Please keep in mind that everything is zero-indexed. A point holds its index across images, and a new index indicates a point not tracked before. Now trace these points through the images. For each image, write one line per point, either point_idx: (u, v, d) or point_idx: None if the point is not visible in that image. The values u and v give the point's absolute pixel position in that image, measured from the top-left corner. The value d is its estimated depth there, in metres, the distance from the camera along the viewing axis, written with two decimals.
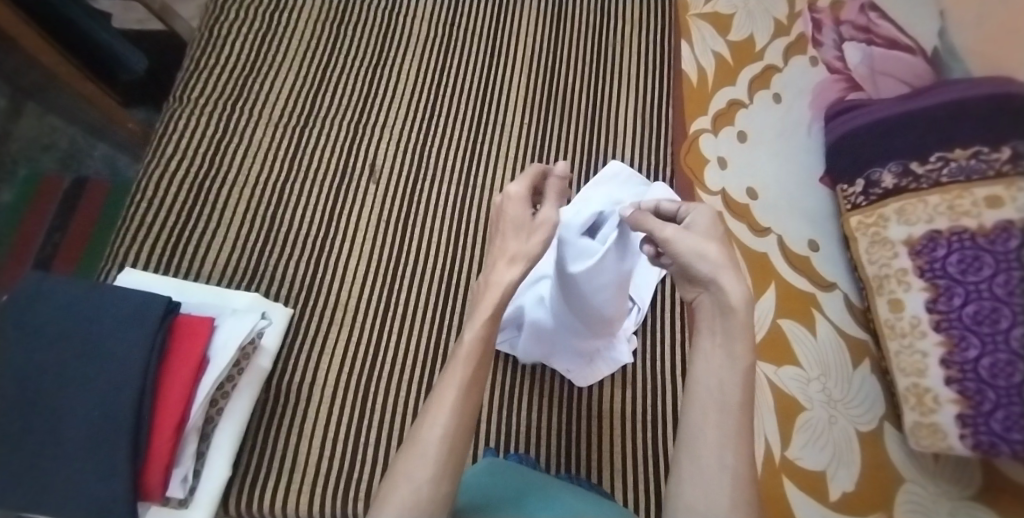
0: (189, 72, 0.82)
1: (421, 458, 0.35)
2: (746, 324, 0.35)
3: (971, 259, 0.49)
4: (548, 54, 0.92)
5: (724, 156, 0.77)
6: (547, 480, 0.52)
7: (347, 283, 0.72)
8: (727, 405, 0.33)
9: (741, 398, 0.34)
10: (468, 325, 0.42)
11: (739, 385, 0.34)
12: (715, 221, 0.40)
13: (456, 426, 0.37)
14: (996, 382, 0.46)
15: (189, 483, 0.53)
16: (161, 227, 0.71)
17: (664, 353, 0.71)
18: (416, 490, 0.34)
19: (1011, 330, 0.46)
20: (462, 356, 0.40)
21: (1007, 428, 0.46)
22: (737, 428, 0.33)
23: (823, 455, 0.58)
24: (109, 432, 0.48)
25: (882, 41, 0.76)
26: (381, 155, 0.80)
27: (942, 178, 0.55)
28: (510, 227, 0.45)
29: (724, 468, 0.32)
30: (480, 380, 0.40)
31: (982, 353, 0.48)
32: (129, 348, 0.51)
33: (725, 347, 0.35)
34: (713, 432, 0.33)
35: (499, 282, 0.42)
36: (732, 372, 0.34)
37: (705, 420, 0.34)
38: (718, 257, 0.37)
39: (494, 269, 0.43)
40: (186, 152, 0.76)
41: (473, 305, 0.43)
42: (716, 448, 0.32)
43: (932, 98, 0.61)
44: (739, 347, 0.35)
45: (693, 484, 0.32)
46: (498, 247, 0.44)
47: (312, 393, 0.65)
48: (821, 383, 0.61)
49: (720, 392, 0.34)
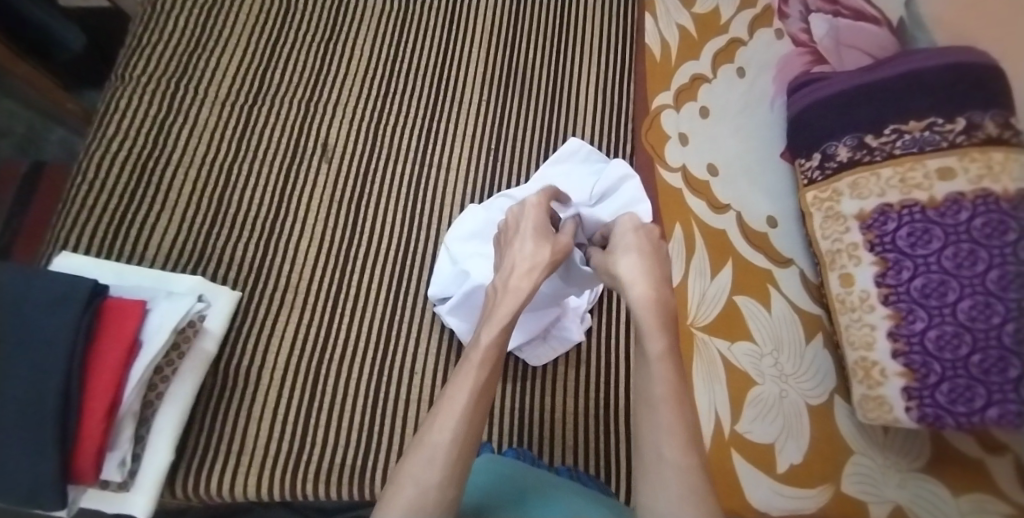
0: (131, 49, 0.80)
1: (430, 461, 0.37)
2: (654, 320, 0.46)
3: (920, 233, 0.52)
4: (508, 30, 0.89)
5: (685, 133, 0.77)
6: (546, 478, 0.51)
7: (297, 265, 0.70)
8: (653, 400, 0.42)
9: (662, 391, 0.42)
10: (485, 328, 0.47)
11: (664, 382, 0.43)
12: (641, 238, 0.53)
13: (463, 431, 0.39)
14: (942, 354, 0.49)
15: (128, 467, 0.52)
16: (103, 210, 0.69)
17: (619, 332, 0.71)
18: (424, 493, 0.35)
19: (958, 302, 0.49)
20: (477, 360, 0.44)
21: (951, 400, 0.49)
22: (670, 420, 0.40)
23: (773, 428, 0.60)
24: (41, 418, 0.47)
25: (849, 13, 0.72)
26: (335, 133, 0.78)
27: (895, 150, 0.57)
28: (531, 233, 0.54)
29: (664, 459, 0.39)
30: (489, 391, 0.42)
31: (929, 326, 0.50)
32: (53, 332, 0.48)
33: (643, 348, 0.46)
34: (654, 431, 0.40)
35: (517, 289, 0.49)
36: (650, 363, 0.44)
37: (647, 420, 0.41)
38: (633, 270, 0.50)
39: (513, 275, 0.50)
40: (129, 133, 0.74)
41: (492, 309, 0.49)
42: (656, 444, 0.40)
43: (890, 70, 0.61)
44: (649, 337, 0.45)
45: (649, 479, 0.39)
46: (519, 253, 0.52)
47: (261, 375, 0.64)
48: (773, 358, 0.63)
49: (648, 388, 0.43)
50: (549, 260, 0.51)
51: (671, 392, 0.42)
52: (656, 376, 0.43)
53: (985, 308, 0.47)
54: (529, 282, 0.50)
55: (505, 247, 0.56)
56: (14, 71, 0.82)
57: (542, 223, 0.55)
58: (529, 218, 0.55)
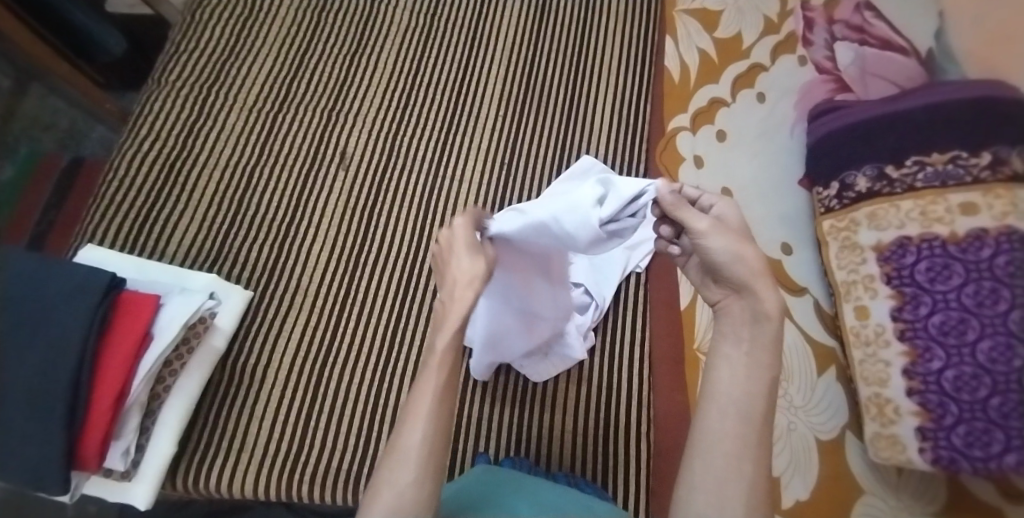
0: (169, 54, 0.84)
1: (403, 464, 0.36)
2: (774, 336, 0.40)
3: (940, 268, 0.50)
4: (529, 48, 0.91)
5: (700, 155, 0.76)
6: (546, 488, 0.51)
7: (309, 268, 0.72)
8: (748, 413, 0.38)
9: (763, 410, 0.38)
10: (434, 336, 0.40)
11: (763, 398, 0.39)
12: (739, 219, 0.43)
13: (435, 433, 0.37)
14: (960, 395, 0.47)
15: (131, 457, 0.54)
16: (130, 205, 0.72)
17: (625, 352, 0.69)
18: (400, 495, 0.35)
19: (977, 343, 0.47)
20: (433, 362, 0.39)
21: (968, 445, 0.46)
22: (757, 436, 0.37)
23: (780, 461, 0.58)
24: (51, 402, 0.48)
25: (876, 41, 0.71)
26: (354, 142, 0.80)
27: (916, 183, 0.55)
28: (463, 250, 0.42)
29: (740, 474, 0.36)
30: (454, 385, 0.39)
31: (946, 365, 0.48)
32: (71, 321, 0.50)
33: (755, 362, 0.40)
34: (733, 439, 0.37)
35: (461, 306, 0.39)
36: (757, 380, 0.39)
37: (726, 422, 0.38)
38: (754, 264, 0.40)
39: (454, 295, 0.40)
40: (159, 134, 0.77)
41: (439, 320, 0.40)
42: (736, 455, 0.37)
43: (913, 100, 0.60)
44: (762, 359, 0.39)
45: (709, 478, 0.37)
46: (458, 266, 0.41)
47: (266, 374, 0.66)
48: (783, 388, 0.61)
49: (744, 398, 0.39)
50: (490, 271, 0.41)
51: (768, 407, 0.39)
52: (756, 389, 0.39)
53: (1007, 350, 0.45)
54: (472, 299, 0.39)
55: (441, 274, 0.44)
56: (54, 68, 0.90)
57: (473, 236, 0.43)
58: (457, 235, 0.43)
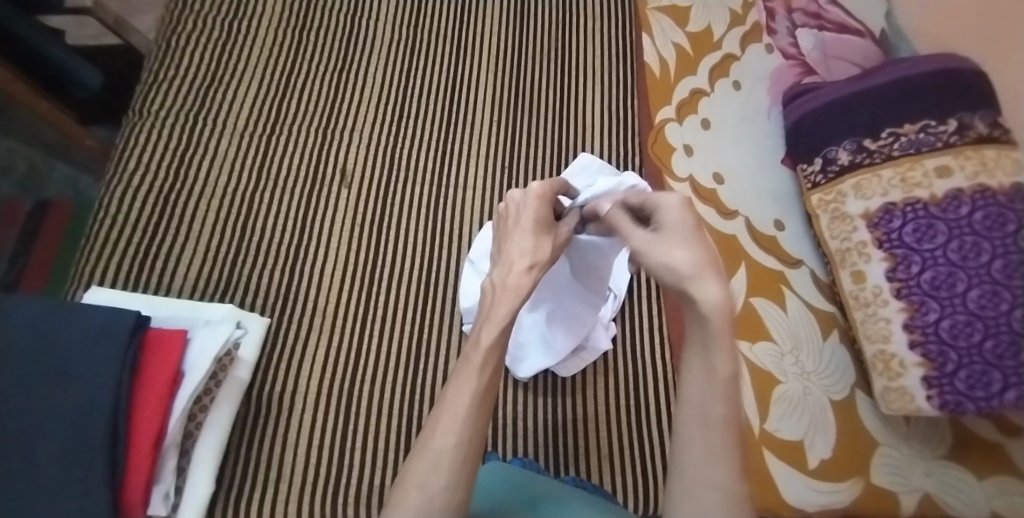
0: (148, 84, 0.81)
1: (436, 466, 0.34)
2: (724, 331, 0.30)
3: (925, 228, 0.55)
4: (513, 54, 0.93)
5: (690, 144, 0.80)
6: (555, 488, 0.51)
7: (323, 291, 0.71)
8: (709, 422, 0.31)
9: (724, 414, 0.31)
10: (482, 325, 0.39)
11: (722, 403, 0.31)
12: (685, 213, 0.34)
13: (468, 435, 0.35)
14: (957, 342, 0.51)
15: (172, 500, 0.53)
16: (127, 242, 0.70)
17: (644, 340, 0.72)
18: (428, 499, 0.34)
19: (967, 292, 0.50)
20: (477, 362, 0.37)
21: (970, 387, 0.50)
22: (723, 444, 0.31)
23: (800, 425, 0.61)
24: (79, 452, 0.46)
25: (833, 26, 0.76)
26: (353, 158, 0.80)
27: (894, 152, 0.60)
28: (530, 226, 0.44)
29: (714, 490, 0.30)
30: (492, 389, 0.37)
31: (942, 315, 0.52)
32: (100, 364, 0.48)
33: (706, 361, 0.32)
34: (698, 451, 0.31)
35: (518, 286, 0.41)
36: (714, 388, 0.31)
37: (689, 433, 0.32)
38: (685, 262, 0.31)
39: (513, 272, 0.41)
40: (148, 166, 0.75)
41: (491, 300, 0.41)
42: (701, 466, 0.31)
43: (881, 78, 0.65)
44: (718, 357, 0.31)
45: (682, 492, 0.32)
46: (516, 248, 0.43)
47: (295, 401, 0.64)
48: (795, 356, 0.64)
49: (702, 406, 0.31)
50: (545, 257, 0.43)
51: (734, 409, 0.31)
52: (712, 394, 0.31)
53: (993, 296, 0.48)
54: (529, 282, 0.41)
55: (500, 238, 0.47)
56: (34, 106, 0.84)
57: (543, 213, 0.45)
58: (528, 207, 0.44)
